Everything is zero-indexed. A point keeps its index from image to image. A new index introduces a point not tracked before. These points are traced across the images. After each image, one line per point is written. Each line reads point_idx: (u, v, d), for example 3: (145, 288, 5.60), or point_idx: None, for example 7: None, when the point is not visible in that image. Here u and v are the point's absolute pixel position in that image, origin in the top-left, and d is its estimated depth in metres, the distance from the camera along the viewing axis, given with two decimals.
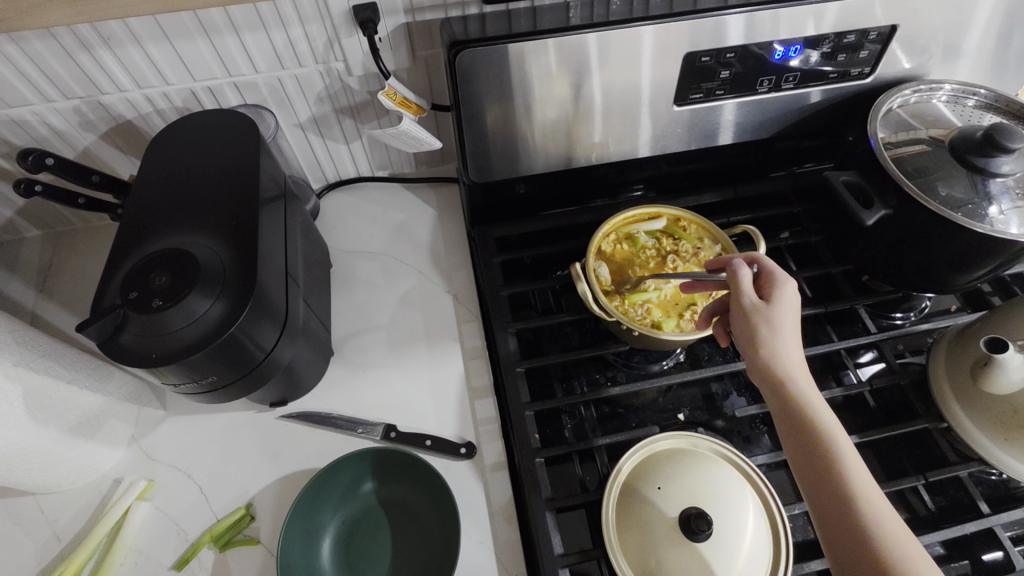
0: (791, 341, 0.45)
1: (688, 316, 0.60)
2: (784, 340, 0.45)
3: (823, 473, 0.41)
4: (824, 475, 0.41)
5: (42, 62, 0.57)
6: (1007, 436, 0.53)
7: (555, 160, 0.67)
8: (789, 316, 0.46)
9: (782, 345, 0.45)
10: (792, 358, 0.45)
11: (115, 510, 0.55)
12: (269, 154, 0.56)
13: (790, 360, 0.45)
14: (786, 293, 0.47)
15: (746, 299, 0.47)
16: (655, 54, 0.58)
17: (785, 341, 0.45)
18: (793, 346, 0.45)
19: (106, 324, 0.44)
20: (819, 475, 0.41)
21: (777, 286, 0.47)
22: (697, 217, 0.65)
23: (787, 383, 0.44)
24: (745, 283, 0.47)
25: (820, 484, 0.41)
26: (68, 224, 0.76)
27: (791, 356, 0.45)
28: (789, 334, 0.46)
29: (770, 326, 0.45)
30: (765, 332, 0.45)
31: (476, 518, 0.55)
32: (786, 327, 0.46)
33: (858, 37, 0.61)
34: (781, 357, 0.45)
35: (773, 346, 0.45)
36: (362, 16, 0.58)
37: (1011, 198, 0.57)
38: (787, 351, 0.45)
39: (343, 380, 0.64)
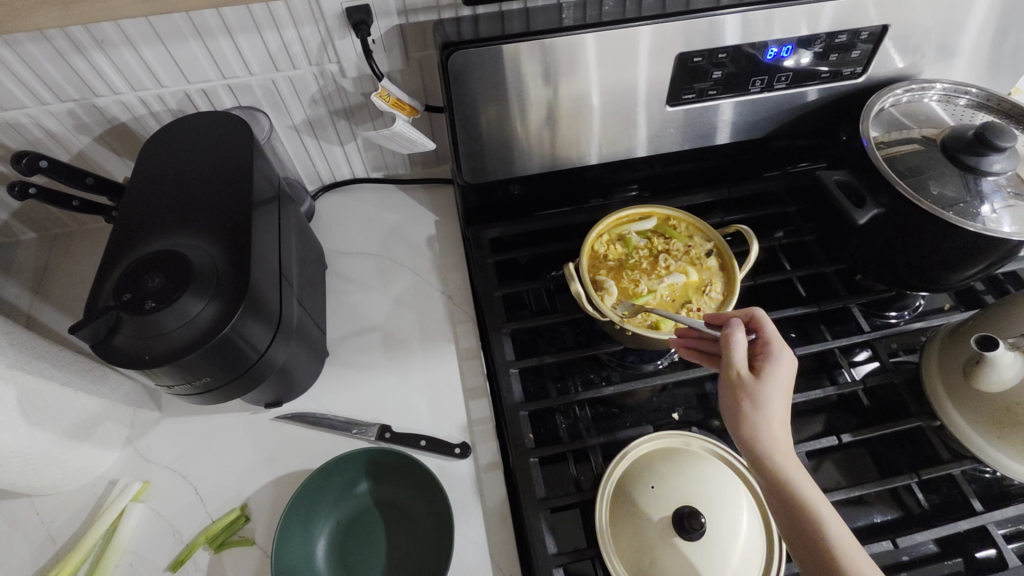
0: (778, 409, 0.46)
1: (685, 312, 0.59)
2: (772, 408, 0.45)
3: (811, 541, 0.41)
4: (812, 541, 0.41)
5: (36, 64, 0.57)
6: (999, 433, 0.53)
7: (549, 160, 0.67)
8: (778, 382, 0.47)
9: (770, 413, 0.45)
10: (779, 427, 0.45)
11: (111, 511, 0.55)
12: (262, 156, 0.56)
13: (777, 428, 0.45)
14: (775, 362, 0.47)
15: (738, 365, 0.47)
16: (649, 54, 0.58)
17: (773, 409, 0.45)
18: (780, 413, 0.46)
19: (99, 326, 0.44)
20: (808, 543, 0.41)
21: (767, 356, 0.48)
22: (687, 216, 0.66)
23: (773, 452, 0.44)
24: (737, 349, 0.47)
25: (810, 553, 0.41)
26: (63, 226, 0.77)
27: (778, 425, 0.45)
28: (776, 400, 0.46)
29: (758, 394, 0.46)
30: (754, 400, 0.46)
31: (471, 518, 0.55)
32: (774, 394, 0.46)
33: (850, 37, 0.61)
34: (769, 427, 0.45)
35: (761, 416, 0.45)
36: (356, 18, 0.58)
37: (1003, 197, 0.57)
38: (774, 419, 0.45)
39: (338, 381, 0.64)
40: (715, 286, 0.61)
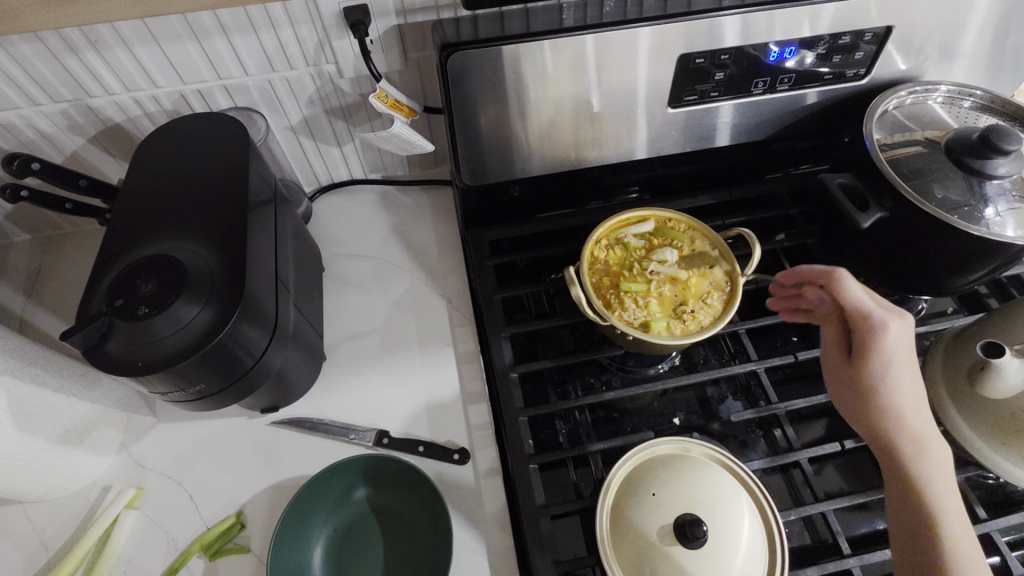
0: (898, 371, 0.48)
1: (686, 316, 0.59)
2: (888, 370, 0.48)
3: (910, 495, 0.46)
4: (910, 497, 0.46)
5: (29, 65, 0.56)
6: (1004, 440, 0.52)
7: (549, 163, 0.66)
8: (900, 345, 0.48)
9: (882, 367, 0.48)
10: (899, 388, 0.48)
11: (103, 519, 0.54)
12: (259, 157, 0.55)
13: (890, 380, 0.48)
14: (900, 323, 0.48)
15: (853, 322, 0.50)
16: (650, 55, 0.57)
17: (892, 372, 0.48)
18: (899, 372, 0.48)
19: (91, 332, 0.43)
20: (905, 499, 0.46)
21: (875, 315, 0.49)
22: (686, 217, 0.65)
23: (889, 413, 0.48)
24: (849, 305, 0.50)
25: (907, 507, 0.46)
26: (57, 228, 0.76)
27: (898, 388, 0.48)
28: (898, 361, 0.48)
29: (873, 355, 0.48)
30: (869, 362, 0.48)
31: (470, 526, 0.54)
32: (894, 355, 0.48)
33: (853, 38, 0.60)
34: (885, 391, 0.48)
35: (875, 378, 0.48)
36: (353, 18, 0.57)
37: (1008, 200, 0.57)
38: (893, 382, 0.48)
39: (335, 385, 0.64)
40: (717, 289, 0.61)
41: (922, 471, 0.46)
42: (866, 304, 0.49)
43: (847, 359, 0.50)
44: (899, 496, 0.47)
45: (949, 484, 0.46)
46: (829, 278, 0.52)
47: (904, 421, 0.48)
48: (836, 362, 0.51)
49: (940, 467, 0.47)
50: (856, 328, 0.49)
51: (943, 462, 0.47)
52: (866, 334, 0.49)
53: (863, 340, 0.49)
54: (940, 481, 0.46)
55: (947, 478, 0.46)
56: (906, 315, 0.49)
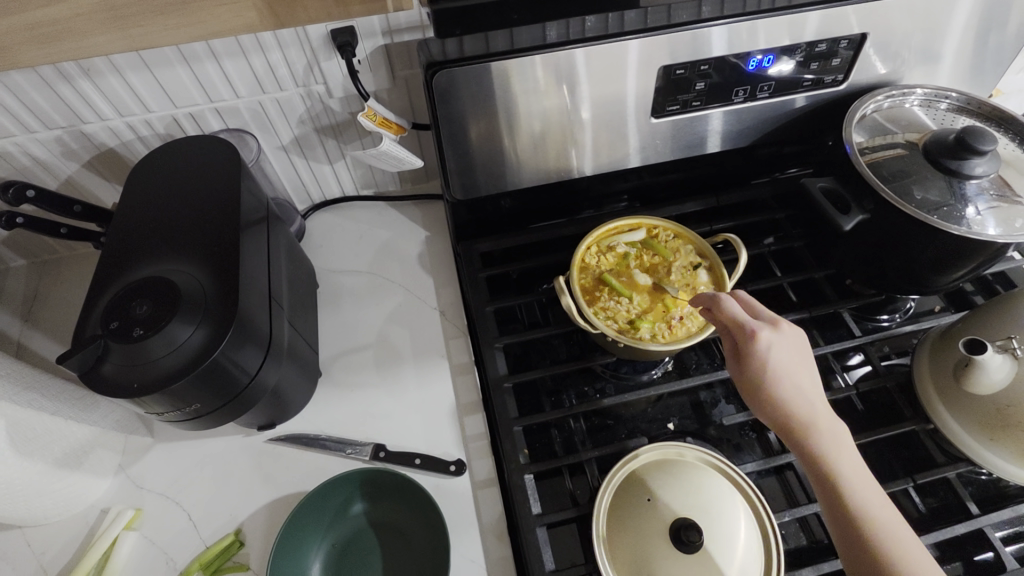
0: (791, 376, 0.48)
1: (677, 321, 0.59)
2: (780, 379, 0.48)
3: (836, 502, 0.44)
4: (837, 507, 0.44)
5: (24, 94, 0.57)
6: (992, 435, 0.53)
7: (538, 175, 0.67)
8: (782, 350, 0.49)
9: (776, 376, 0.48)
10: (798, 394, 0.48)
11: (102, 541, 0.54)
12: (250, 177, 0.56)
13: (786, 388, 0.48)
14: (772, 331, 0.50)
15: (742, 334, 0.50)
16: (638, 67, 0.58)
17: (783, 381, 0.48)
18: (792, 376, 0.48)
19: (87, 355, 0.44)
20: (835, 512, 0.44)
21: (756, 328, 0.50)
22: (674, 225, 0.66)
23: (795, 421, 0.47)
24: (733, 321, 0.51)
25: (837, 516, 0.44)
26: (53, 252, 0.76)
27: (795, 393, 0.48)
28: (781, 371, 0.48)
29: (761, 365, 0.49)
30: (761, 376, 0.48)
31: (467, 537, 0.55)
32: (778, 363, 0.49)
33: (829, 46, 0.62)
34: (789, 402, 0.48)
35: (772, 390, 0.48)
36: (340, 40, 0.59)
37: (987, 200, 0.58)
38: (788, 388, 0.48)
39: (332, 401, 0.64)
40: (705, 293, 0.61)
41: (841, 474, 0.45)
42: (739, 318, 0.51)
43: (744, 373, 0.50)
44: (830, 505, 0.45)
45: (868, 482, 0.45)
46: (706, 300, 0.53)
47: (813, 427, 0.47)
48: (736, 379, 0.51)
49: (858, 468, 0.46)
50: (740, 343, 0.50)
51: (855, 460, 0.46)
52: (744, 349, 0.50)
53: (743, 357, 0.50)
54: (857, 480, 0.45)
55: (865, 476, 0.46)
56: (778, 324, 0.50)
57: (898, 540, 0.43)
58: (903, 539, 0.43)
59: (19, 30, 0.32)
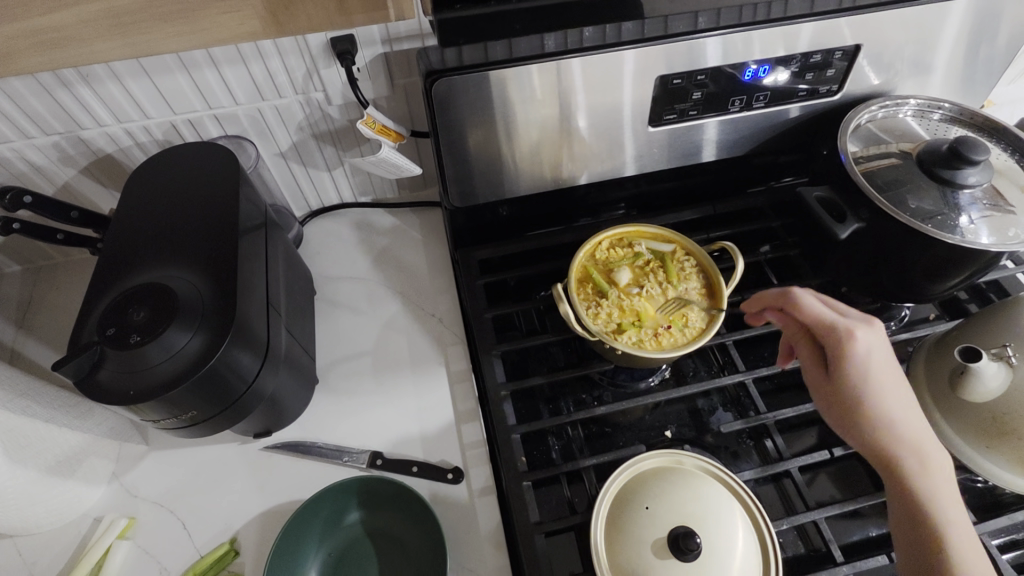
0: (882, 381, 0.49)
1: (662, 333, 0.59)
2: (871, 381, 0.49)
3: (910, 508, 0.46)
4: (917, 514, 0.46)
5: (22, 101, 0.57)
6: (987, 442, 0.53)
7: (536, 183, 0.68)
8: (876, 353, 0.49)
9: (865, 379, 0.49)
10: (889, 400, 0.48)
11: (95, 550, 0.54)
12: (249, 183, 0.56)
13: (874, 392, 0.48)
14: (867, 331, 0.50)
15: (834, 333, 0.50)
16: (633, 76, 0.59)
17: (874, 385, 0.49)
18: (883, 382, 0.49)
19: (83, 361, 0.44)
20: (910, 520, 0.46)
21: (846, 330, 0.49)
22: (694, 245, 0.65)
23: (877, 426, 0.48)
24: (824, 320, 0.51)
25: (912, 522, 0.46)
26: (48, 258, 0.76)
27: (885, 397, 0.48)
28: (877, 373, 0.49)
29: (852, 367, 0.49)
30: (851, 377, 0.49)
31: (465, 545, 0.54)
32: (871, 365, 0.49)
33: (824, 56, 0.62)
34: (881, 411, 0.48)
35: (861, 389, 0.49)
36: (340, 48, 0.59)
37: (980, 209, 0.58)
38: (877, 391, 0.49)
39: (328, 408, 0.64)
40: (698, 313, 0.61)
41: (920, 483, 0.46)
42: (830, 317, 0.51)
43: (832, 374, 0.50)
44: (903, 510, 0.46)
45: (947, 493, 0.46)
46: (785, 298, 0.54)
47: (897, 434, 0.48)
48: (817, 379, 0.52)
49: (939, 478, 0.47)
50: (829, 343, 0.50)
51: (941, 469, 0.47)
52: (837, 349, 0.50)
53: (835, 356, 0.50)
54: (937, 491, 0.46)
55: (946, 487, 0.46)
56: (874, 324, 0.50)
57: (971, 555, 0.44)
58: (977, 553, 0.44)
59: (25, 37, 0.32)
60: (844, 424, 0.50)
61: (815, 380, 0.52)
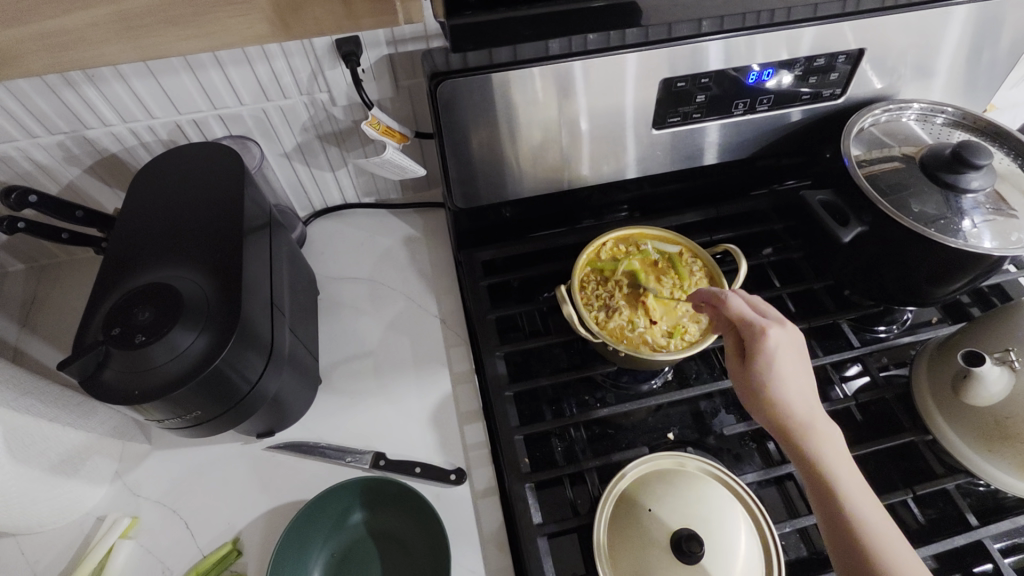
0: (792, 374, 0.48)
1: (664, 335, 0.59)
2: (780, 374, 0.48)
3: (826, 498, 0.45)
4: (832, 510, 0.44)
5: (28, 100, 0.57)
6: (990, 447, 0.53)
7: (540, 185, 0.68)
8: (786, 347, 0.49)
9: (777, 374, 0.48)
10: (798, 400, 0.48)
11: (98, 549, 0.54)
12: (254, 183, 0.56)
13: (785, 386, 0.48)
14: (779, 328, 0.49)
15: (750, 330, 0.50)
16: (637, 79, 0.59)
17: (783, 378, 0.48)
18: (792, 375, 0.48)
19: (88, 360, 0.44)
20: (827, 510, 0.45)
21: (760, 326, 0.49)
22: (701, 250, 0.65)
23: (792, 418, 0.47)
24: (742, 317, 0.50)
25: (828, 512, 0.45)
26: (51, 257, 0.76)
27: (792, 390, 0.48)
28: (786, 367, 0.48)
29: (763, 362, 0.48)
30: (765, 371, 0.48)
31: (468, 546, 0.54)
32: (781, 359, 0.48)
33: (827, 60, 0.63)
34: (791, 401, 0.48)
35: (773, 383, 0.48)
36: (345, 49, 0.59)
37: (983, 213, 0.59)
38: (786, 384, 0.48)
39: (331, 408, 0.64)
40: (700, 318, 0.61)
41: (834, 473, 0.45)
42: (745, 314, 0.50)
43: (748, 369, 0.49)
44: (820, 501, 0.45)
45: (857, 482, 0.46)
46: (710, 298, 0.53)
47: (808, 425, 0.47)
48: (736, 375, 0.51)
49: (848, 467, 0.46)
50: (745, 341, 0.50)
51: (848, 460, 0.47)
52: (754, 344, 0.49)
53: (751, 351, 0.49)
54: (850, 481, 0.45)
55: (854, 476, 0.46)
56: (785, 323, 0.50)
57: (886, 541, 0.43)
58: (891, 539, 0.43)
59: (34, 39, 0.32)
60: (763, 419, 0.49)
61: (735, 379, 0.51)
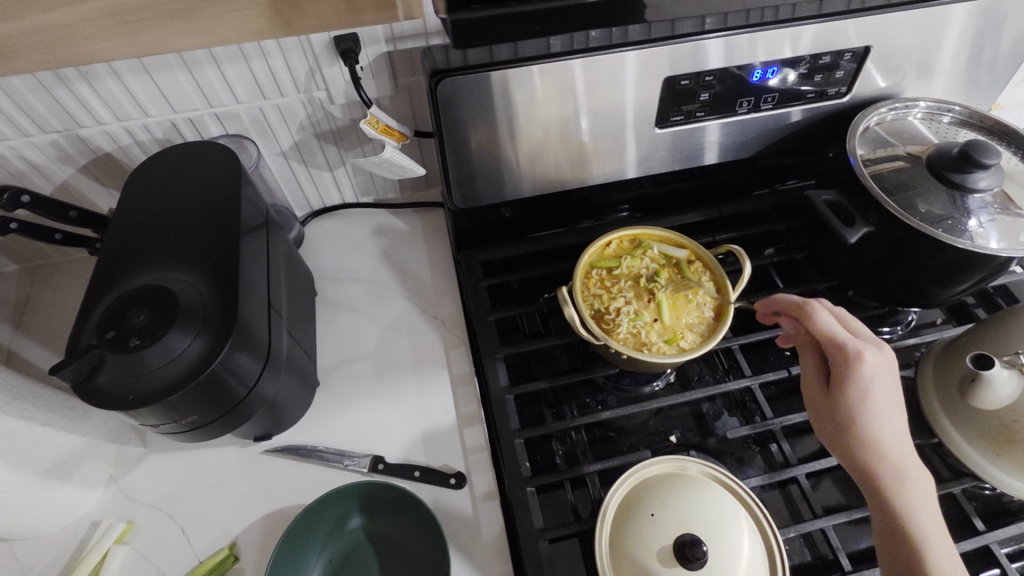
0: (880, 403, 0.47)
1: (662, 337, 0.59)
2: (869, 403, 0.47)
3: (897, 532, 0.44)
4: (902, 545, 0.43)
5: (20, 98, 0.56)
6: (997, 450, 0.52)
7: (540, 185, 0.67)
8: (880, 375, 0.47)
9: (865, 401, 0.47)
10: (885, 426, 0.46)
11: (93, 555, 0.53)
12: (251, 183, 0.55)
13: (872, 415, 0.47)
14: (876, 353, 0.48)
15: (844, 352, 0.48)
16: (639, 77, 0.58)
17: (872, 407, 0.47)
18: (880, 404, 0.47)
19: (81, 365, 0.43)
20: (896, 543, 0.44)
21: (854, 351, 0.48)
22: (710, 257, 0.64)
23: (874, 448, 0.46)
24: (834, 337, 0.49)
25: (897, 544, 0.44)
26: (45, 258, 0.75)
27: (879, 421, 0.47)
28: (876, 395, 0.47)
29: (853, 387, 0.47)
30: (853, 397, 0.47)
31: (468, 552, 0.54)
32: (873, 387, 0.47)
33: (833, 58, 0.62)
34: (874, 430, 0.46)
35: (858, 411, 0.47)
36: (343, 46, 0.58)
37: (990, 213, 0.58)
38: (872, 413, 0.47)
39: (329, 411, 0.63)
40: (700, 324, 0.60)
41: (911, 508, 0.44)
42: (840, 336, 0.49)
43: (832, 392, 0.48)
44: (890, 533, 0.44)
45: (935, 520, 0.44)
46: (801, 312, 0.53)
47: (891, 457, 0.46)
48: (817, 396, 0.50)
49: (927, 504, 0.45)
50: (835, 362, 0.49)
51: (929, 499, 0.45)
52: (844, 367, 0.48)
53: (840, 374, 0.48)
54: (926, 518, 0.44)
55: (933, 516, 0.44)
56: (882, 349, 0.49)
57: None
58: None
59: (26, 35, 0.31)
60: (839, 444, 0.48)
61: (814, 399, 0.50)
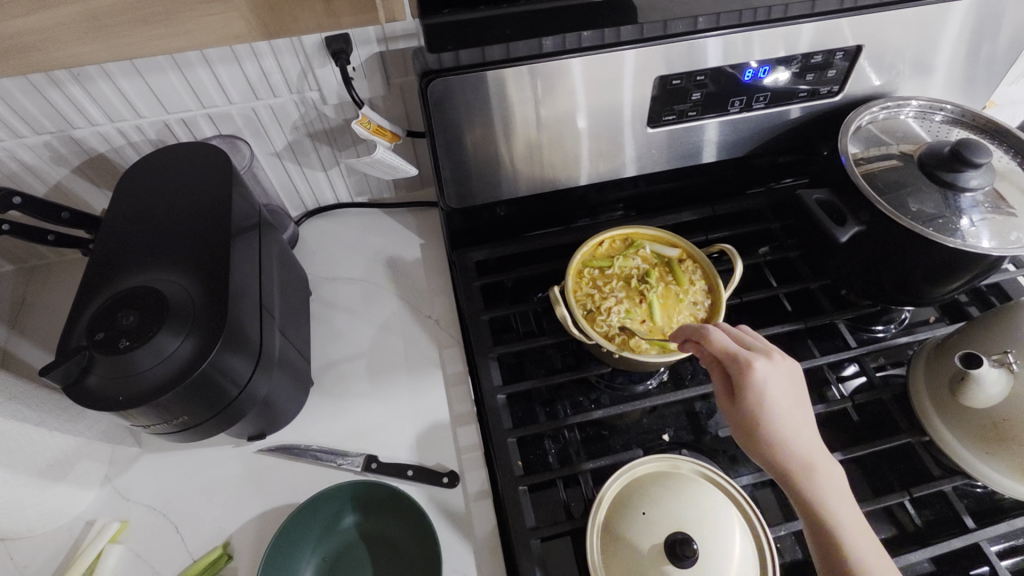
0: (783, 409, 0.48)
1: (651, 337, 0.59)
2: (772, 411, 0.48)
3: (823, 536, 0.45)
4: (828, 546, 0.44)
5: (12, 100, 0.56)
6: (987, 448, 0.53)
7: (533, 184, 0.67)
8: (775, 382, 0.48)
9: (767, 411, 0.48)
10: (791, 435, 0.47)
11: (88, 554, 0.53)
12: (242, 184, 0.55)
13: (777, 422, 0.47)
14: (764, 362, 0.49)
15: (739, 365, 0.49)
16: (632, 76, 0.58)
17: (776, 415, 0.48)
18: (783, 410, 0.48)
19: (71, 366, 0.43)
20: (824, 547, 0.44)
21: (747, 363, 0.49)
22: (702, 256, 0.64)
23: (785, 456, 0.47)
24: (728, 352, 0.50)
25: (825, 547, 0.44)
26: (41, 258, 0.75)
27: (785, 427, 0.48)
28: (778, 402, 0.48)
29: (753, 399, 0.48)
30: (758, 409, 0.48)
31: (460, 550, 0.54)
32: (771, 394, 0.48)
33: (825, 57, 0.62)
34: (783, 438, 0.47)
35: (765, 421, 0.47)
36: (335, 47, 0.58)
37: (981, 211, 0.58)
38: (779, 421, 0.48)
39: (323, 411, 0.63)
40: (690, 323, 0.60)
41: (830, 509, 0.45)
42: (731, 349, 0.50)
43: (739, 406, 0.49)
44: (817, 538, 0.45)
45: (853, 515, 0.46)
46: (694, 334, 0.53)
47: (801, 460, 0.47)
48: (728, 415, 0.50)
49: (842, 499, 0.46)
50: (732, 378, 0.49)
51: (843, 493, 0.46)
52: (741, 380, 0.49)
53: (739, 388, 0.49)
54: (846, 515, 0.45)
55: (849, 509, 0.46)
56: (771, 356, 0.50)
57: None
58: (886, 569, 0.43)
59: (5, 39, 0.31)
60: (756, 457, 0.48)
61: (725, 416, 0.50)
